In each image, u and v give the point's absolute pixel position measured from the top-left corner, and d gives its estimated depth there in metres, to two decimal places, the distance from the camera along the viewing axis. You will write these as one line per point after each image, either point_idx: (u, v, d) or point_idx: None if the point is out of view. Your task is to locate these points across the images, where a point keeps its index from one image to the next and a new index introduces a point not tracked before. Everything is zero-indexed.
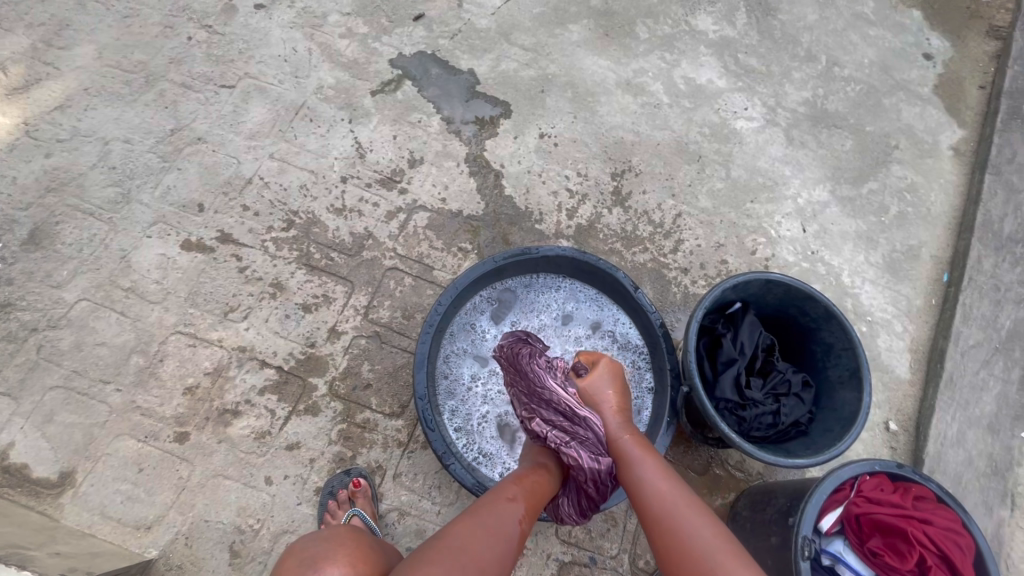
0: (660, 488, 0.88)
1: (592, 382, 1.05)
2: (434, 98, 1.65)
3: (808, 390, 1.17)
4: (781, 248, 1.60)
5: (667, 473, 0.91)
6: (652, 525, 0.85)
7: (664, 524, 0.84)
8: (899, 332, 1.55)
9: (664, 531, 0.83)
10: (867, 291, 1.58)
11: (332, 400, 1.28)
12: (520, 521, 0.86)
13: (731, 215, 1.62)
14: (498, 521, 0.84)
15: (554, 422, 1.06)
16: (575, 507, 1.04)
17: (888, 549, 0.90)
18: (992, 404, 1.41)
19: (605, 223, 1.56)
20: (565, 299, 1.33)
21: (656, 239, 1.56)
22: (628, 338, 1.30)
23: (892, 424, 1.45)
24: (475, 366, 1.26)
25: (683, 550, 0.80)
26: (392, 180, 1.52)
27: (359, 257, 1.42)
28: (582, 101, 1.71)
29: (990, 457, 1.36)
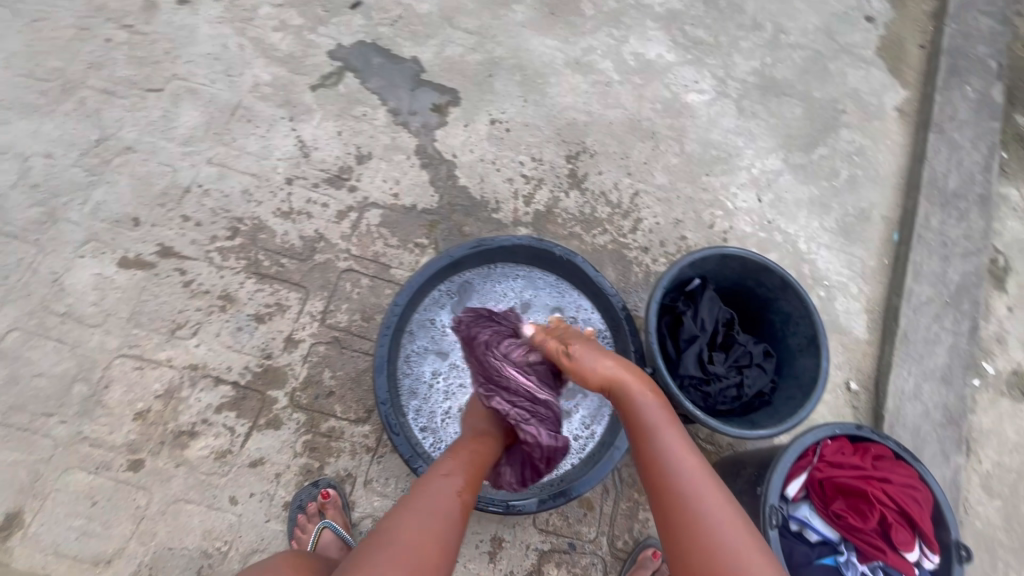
0: (678, 457, 0.79)
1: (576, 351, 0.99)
2: (378, 89, 1.58)
3: (770, 361, 1.18)
4: (738, 219, 1.61)
5: (689, 442, 0.81)
6: (665, 499, 0.77)
7: (686, 500, 0.75)
8: (856, 294, 1.59)
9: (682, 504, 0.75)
10: (823, 256, 1.61)
11: (294, 411, 1.23)
12: (458, 493, 0.84)
13: (688, 190, 1.62)
14: (441, 502, 0.81)
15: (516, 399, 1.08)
16: (518, 477, 1.08)
17: (851, 511, 0.93)
18: (944, 357, 1.47)
19: (562, 207, 1.54)
20: (523, 287, 1.31)
21: (615, 220, 1.55)
22: (589, 322, 1.29)
23: (852, 384, 1.49)
24: (437, 363, 1.24)
25: (694, 531, 0.71)
26: (340, 178, 1.47)
27: (311, 261, 1.37)
28: (532, 83, 1.67)
29: (945, 409, 1.43)
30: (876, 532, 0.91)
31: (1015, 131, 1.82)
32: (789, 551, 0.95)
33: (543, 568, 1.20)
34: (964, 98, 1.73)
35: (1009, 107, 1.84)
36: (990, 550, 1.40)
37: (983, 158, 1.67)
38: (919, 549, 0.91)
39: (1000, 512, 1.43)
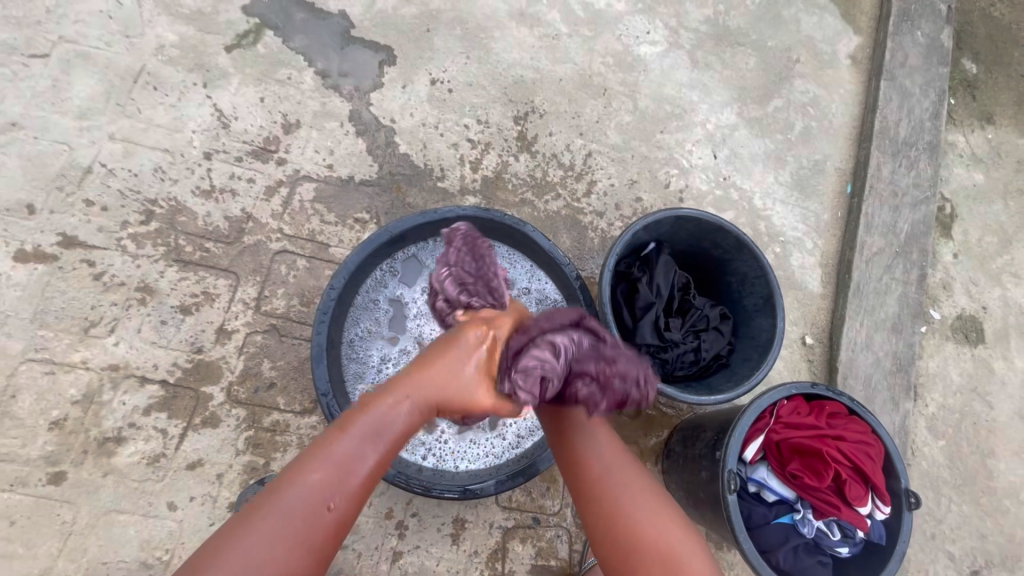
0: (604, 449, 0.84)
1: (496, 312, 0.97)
2: (303, 49, 1.43)
3: (727, 322, 1.17)
4: (693, 177, 1.57)
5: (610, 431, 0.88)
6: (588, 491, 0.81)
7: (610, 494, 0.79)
8: (810, 248, 1.58)
9: (600, 497, 0.79)
10: (778, 211, 1.60)
11: (232, 407, 1.14)
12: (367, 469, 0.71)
13: (642, 148, 1.55)
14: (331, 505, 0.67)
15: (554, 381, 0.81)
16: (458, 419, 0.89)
17: (807, 471, 0.93)
18: (894, 306, 1.49)
19: (512, 172, 1.45)
20: None
21: (568, 183, 1.47)
22: (546, 293, 1.23)
23: (807, 338, 1.51)
24: (386, 349, 1.16)
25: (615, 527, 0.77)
26: (267, 150, 1.33)
27: (240, 243, 1.25)
28: (474, 38, 1.54)
29: (894, 356, 1.46)
30: (831, 490, 0.91)
31: (962, 77, 1.81)
32: (748, 513, 0.97)
33: (507, 545, 1.18)
34: (916, 43, 1.70)
35: (956, 53, 1.83)
36: (935, 488, 1.47)
37: (933, 105, 1.65)
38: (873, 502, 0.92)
39: (943, 451, 1.50)
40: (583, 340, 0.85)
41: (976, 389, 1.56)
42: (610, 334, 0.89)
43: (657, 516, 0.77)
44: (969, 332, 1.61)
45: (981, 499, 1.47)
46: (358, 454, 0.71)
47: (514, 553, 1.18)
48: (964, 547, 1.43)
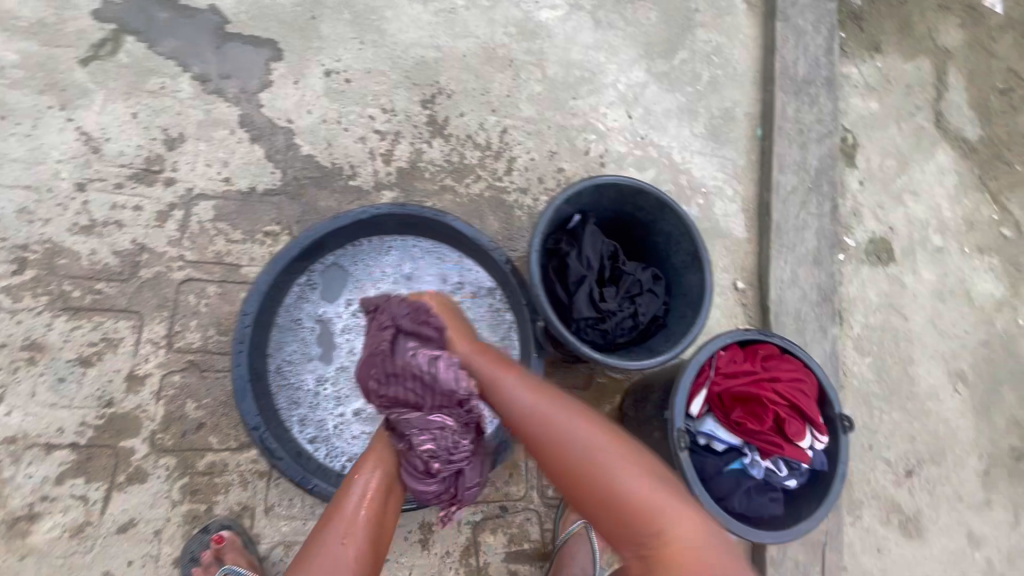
0: (526, 400, 0.87)
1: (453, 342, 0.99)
2: (173, 53, 1.29)
3: (661, 282, 1.18)
4: (611, 140, 1.56)
5: (525, 378, 0.90)
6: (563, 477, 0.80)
7: (567, 454, 0.80)
8: (731, 196, 1.63)
9: (555, 455, 0.81)
10: (698, 164, 1.62)
11: (159, 457, 1.05)
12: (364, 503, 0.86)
13: (557, 117, 1.53)
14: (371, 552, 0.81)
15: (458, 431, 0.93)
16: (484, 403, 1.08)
17: (749, 416, 0.96)
18: (812, 240, 1.57)
19: (428, 158, 1.39)
20: (400, 259, 1.16)
21: (487, 163, 1.43)
22: (479, 282, 1.18)
23: (739, 283, 1.56)
24: (320, 368, 1.06)
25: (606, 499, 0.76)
26: (151, 172, 1.20)
27: (136, 278, 1.13)
28: (365, 21, 1.44)
29: (818, 286, 1.54)
30: (773, 430, 0.95)
31: (849, 10, 1.89)
32: (700, 465, 1.00)
33: (479, 538, 1.18)
34: None
35: None
36: (867, 402, 1.58)
37: (826, 41, 1.71)
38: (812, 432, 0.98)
39: (871, 367, 1.61)
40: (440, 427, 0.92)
41: (893, 305, 1.68)
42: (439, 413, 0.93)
43: (606, 455, 0.78)
44: (881, 253, 1.72)
45: (907, 405, 1.61)
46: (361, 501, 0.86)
47: (486, 545, 1.18)
48: (897, 451, 1.56)
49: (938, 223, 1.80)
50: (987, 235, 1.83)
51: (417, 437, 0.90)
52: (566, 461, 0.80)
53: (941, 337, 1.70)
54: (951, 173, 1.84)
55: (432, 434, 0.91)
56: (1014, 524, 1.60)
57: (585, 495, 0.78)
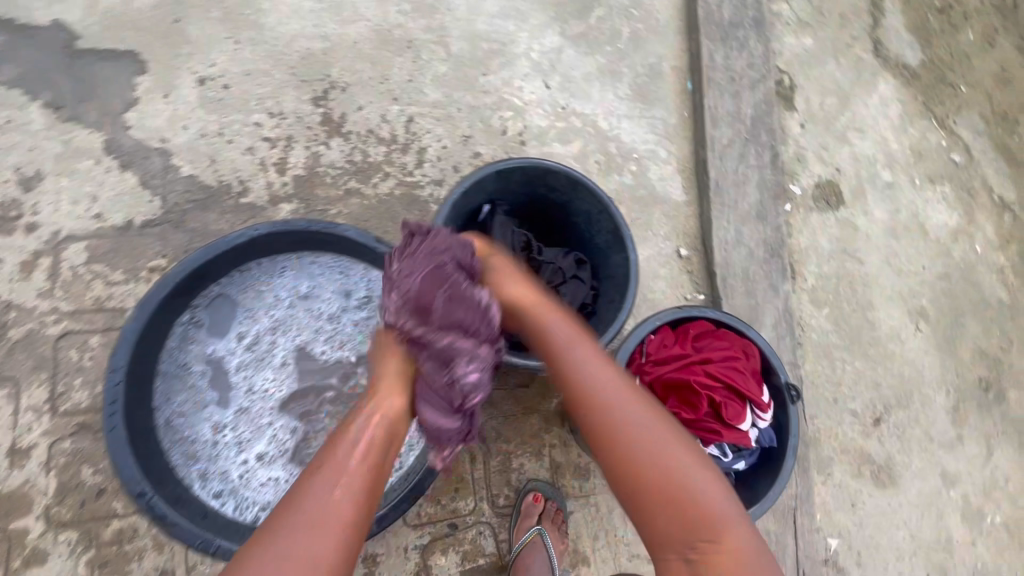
0: (596, 378, 0.81)
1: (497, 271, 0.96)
2: (18, 79, 1.16)
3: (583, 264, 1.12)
4: (530, 115, 1.45)
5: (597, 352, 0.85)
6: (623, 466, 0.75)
7: (634, 446, 0.75)
8: (666, 158, 1.53)
9: (618, 442, 0.76)
10: (626, 129, 1.52)
11: (58, 532, 0.97)
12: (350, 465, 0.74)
13: (467, 98, 1.41)
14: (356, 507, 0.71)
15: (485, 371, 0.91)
16: None
17: (683, 405, 0.90)
18: (754, 194, 1.48)
19: (327, 161, 1.27)
20: (296, 281, 1.06)
21: (394, 158, 1.31)
22: None
23: (682, 250, 1.48)
24: (216, 413, 0.99)
25: (679, 496, 0.73)
26: (10, 219, 1.09)
27: (7, 340, 1.03)
28: (238, 17, 1.30)
29: (765, 242, 1.46)
30: (710, 416, 0.89)
31: None
32: None
33: (429, 560, 1.13)
34: None
35: None
36: (827, 355, 1.52)
37: None
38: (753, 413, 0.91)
39: (829, 318, 1.55)
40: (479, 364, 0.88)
41: (845, 250, 1.62)
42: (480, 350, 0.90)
43: (668, 446, 0.76)
44: (829, 197, 1.65)
45: (869, 352, 1.56)
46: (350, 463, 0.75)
47: (437, 567, 1.13)
48: (862, 400, 1.52)
49: (885, 158, 1.72)
50: (937, 164, 1.76)
51: (469, 369, 0.87)
52: (631, 450, 0.75)
53: (898, 277, 1.65)
54: (894, 103, 1.76)
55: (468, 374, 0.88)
56: (986, 457, 1.57)
57: (644, 491, 0.74)
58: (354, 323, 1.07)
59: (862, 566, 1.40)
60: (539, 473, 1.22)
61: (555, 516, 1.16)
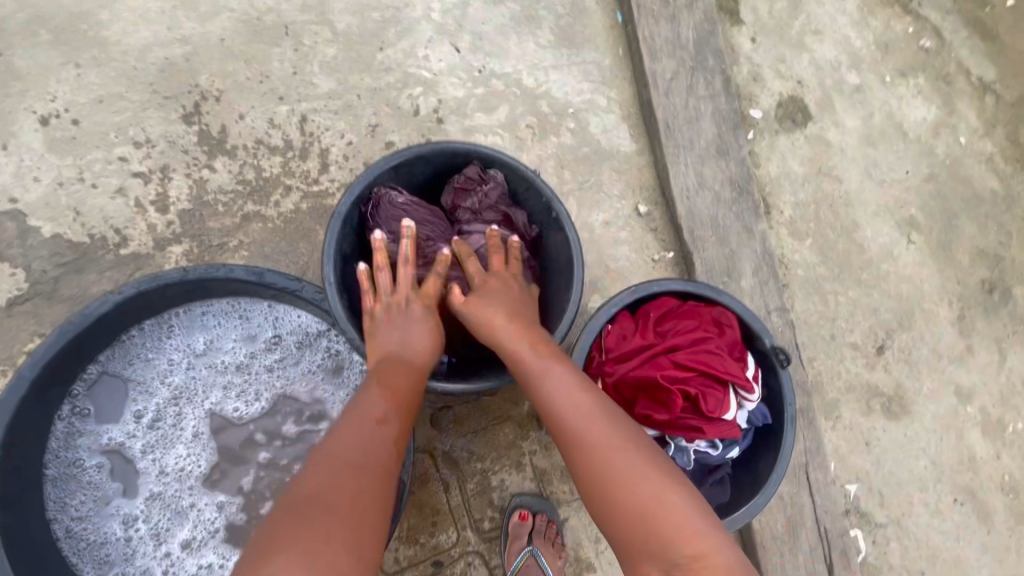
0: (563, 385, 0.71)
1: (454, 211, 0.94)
2: None
3: (532, 235, 0.94)
4: (443, 87, 1.26)
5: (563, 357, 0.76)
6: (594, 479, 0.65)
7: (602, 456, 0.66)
8: (606, 106, 1.35)
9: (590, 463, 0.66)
10: (556, 81, 1.34)
11: None
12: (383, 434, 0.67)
13: (366, 80, 1.22)
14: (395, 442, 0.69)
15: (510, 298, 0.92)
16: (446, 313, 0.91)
17: (655, 406, 0.78)
18: (710, 129, 1.31)
19: (214, 186, 1.09)
20: (193, 337, 0.92)
21: (294, 167, 1.13)
22: (304, 327, 0.94)
23: (641, 207, 1.32)
24: (124, 508, 0.86)
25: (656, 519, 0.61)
26: None
27: None
28: (76, 37, 1.11)
29: (730, 181, 1.31)
30: (688, 412, 0.77)
31: None
32: None
33: None
34: None
35: None
36: (818, 290, 1.39)
37: None
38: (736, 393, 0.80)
39: (813, 249, 1.41)
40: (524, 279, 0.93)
41: (821, 171, 1.47)
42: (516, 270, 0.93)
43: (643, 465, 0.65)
44: (794, 115, 1.48)
45: (861, 277, 1.43)
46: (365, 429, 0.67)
47: None
48: (862, 330, 1.40)
49: (849, 59, 1.54)
50: (906, 54, 1.59)
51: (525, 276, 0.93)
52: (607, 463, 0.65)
53: (881, 189, 1.50)
54: None
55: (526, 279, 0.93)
56: (999, 364, 1.47)
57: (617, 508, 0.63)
58: (270, 370, 0.93)
59: (888, 507, 1.31)
60: (523, 486, 1.10)
61: (547, 530, 1.05)
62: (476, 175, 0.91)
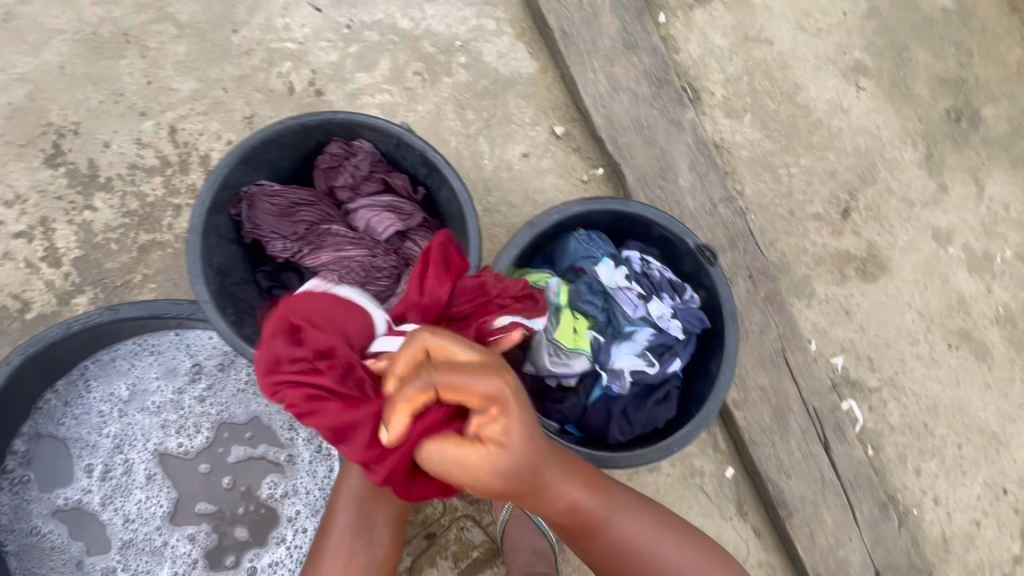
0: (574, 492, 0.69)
1: (326, 189, 0.84)
2: None
3: (421, 193, 0.86)
4: (313, 54, 1.15)
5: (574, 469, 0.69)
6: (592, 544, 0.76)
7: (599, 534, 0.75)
8: (495, 27, 1.23)
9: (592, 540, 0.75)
10: (434, 15, 1.21)
11: None
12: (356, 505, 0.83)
13: (230, 70, 1.12)
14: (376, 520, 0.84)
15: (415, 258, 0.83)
16: None
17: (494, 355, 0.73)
18: (610, 23, 1.20)
19: (99, 224, 1.03)
20: (115, 386, 0.89)
21: (176, 184, 1.06)
22: (224, 347, 0.92)
23: (558, 127, 1.21)
24: (98, 563, 0.86)
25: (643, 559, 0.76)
26: None
27: None
28: None
29: (646, 74, 1.20)
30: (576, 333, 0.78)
31: None
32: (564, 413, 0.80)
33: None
34: None
35: None
36: (768, 167, 1.30)
37: None
38: (642, 291, 0.80)
39: (755, 124, 1.30)
40: (421, 236, 0.85)
41: (747, 37, 1.34)
42: (408, 228, 0.84)
43: (636, 531, 0.76)
44: None
45: (811, 141, 1.32)
46: (353, 510, 0.83)
47: None
48: (823, 197, 1.31)
49: None
50: None
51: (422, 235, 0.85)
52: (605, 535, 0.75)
53: (817, 40, 1.37)
54: None
55: (422, 236, 0.85)
56: (979, 196, 1.36)
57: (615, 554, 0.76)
58: (203, 399, 0.91)
59: (878, 369, 1.26)
60: None
61: None
62: (340, 149, 0.82)
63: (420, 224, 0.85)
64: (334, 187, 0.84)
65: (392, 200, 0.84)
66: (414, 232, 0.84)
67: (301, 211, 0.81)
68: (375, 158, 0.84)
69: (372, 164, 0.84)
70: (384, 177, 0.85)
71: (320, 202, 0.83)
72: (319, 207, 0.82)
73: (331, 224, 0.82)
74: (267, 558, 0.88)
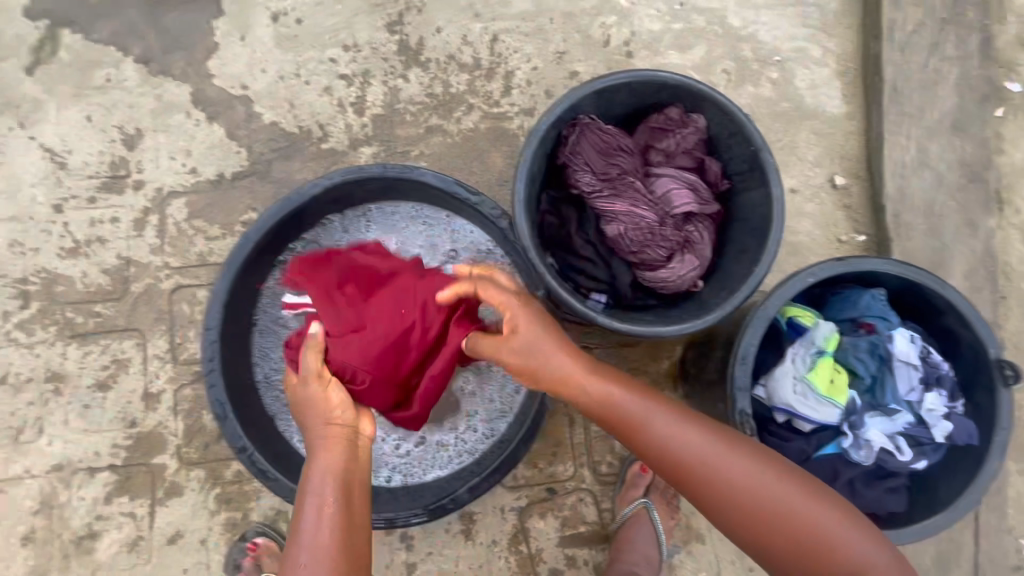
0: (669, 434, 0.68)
1: (644, 145, 0.87)
2: (113, 32, 1.18)
3: (723, 186, 0.87)
4: (640, 18, 1.18)
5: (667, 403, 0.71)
6: (709, 506, 0.69)
7: (709, 488, 0.68)
8: (821, 57, 1.18)
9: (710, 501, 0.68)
10: (766, 23, 1.18)
11: (190, 470, 1.09)
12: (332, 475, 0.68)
13: (563, 5, 1.17)
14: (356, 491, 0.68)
15: (694, 243, 0.84)
16: (628, 249, 0.83)
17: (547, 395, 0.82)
18: (947, 97, 1.10)
19: (405, 96, 1.14)
20: (383, 235, 1.01)
21: (478, 87, 1.15)
22: (477, 244, 1.00)
23: (838, 178, 1.15)
24: None
25: (777, 522, 0.66)
26: (119, 177, 1.15)
27: (127, 295, 1.12)
28: None
29: (961, 163, 1.10)
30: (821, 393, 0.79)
31: None
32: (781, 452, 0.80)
33: (527, 522, 1.07)
34: None
35: None
36: None
37: None
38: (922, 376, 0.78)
39: None
40: (705, 224, 0.86)
41: None
42: (700, 213, 0.85)
43: (760, 484, 0.67)
44: None
45: None
46: (324, 474, 0.68)
47: (536, 531, 1.07)
48: None
49: None
50: None
51: (706, 224, 0.86)
52: (716, 493, 0.68)
53: None
54: None
55: (707, 225, 0.86)
56: None
57: (750, 520, 0.67)
58: None
59: None
60: None
61: (665, 491, 1.05)
62: (677, 117, 0.85)
63: (710, 214, 0.86)
64: (653, 147, 0.86)
65: (697, 182, 0.86)
66: (702, 218, 0.86)
67: (618, 157, 0.85)
68: (701, 137, 0.85)
69: (696, 142, 0.86)
70: (699, 157, 0.86)
71: (634, 154, 0.86)
72: (632, 159, 0.86)
73: (637, 177, 0.85)
74: (437, 437, 1.00)
